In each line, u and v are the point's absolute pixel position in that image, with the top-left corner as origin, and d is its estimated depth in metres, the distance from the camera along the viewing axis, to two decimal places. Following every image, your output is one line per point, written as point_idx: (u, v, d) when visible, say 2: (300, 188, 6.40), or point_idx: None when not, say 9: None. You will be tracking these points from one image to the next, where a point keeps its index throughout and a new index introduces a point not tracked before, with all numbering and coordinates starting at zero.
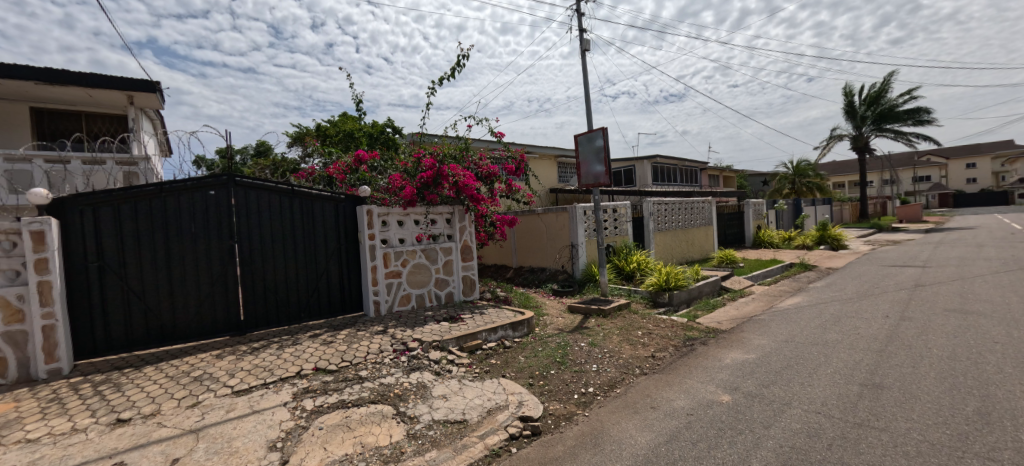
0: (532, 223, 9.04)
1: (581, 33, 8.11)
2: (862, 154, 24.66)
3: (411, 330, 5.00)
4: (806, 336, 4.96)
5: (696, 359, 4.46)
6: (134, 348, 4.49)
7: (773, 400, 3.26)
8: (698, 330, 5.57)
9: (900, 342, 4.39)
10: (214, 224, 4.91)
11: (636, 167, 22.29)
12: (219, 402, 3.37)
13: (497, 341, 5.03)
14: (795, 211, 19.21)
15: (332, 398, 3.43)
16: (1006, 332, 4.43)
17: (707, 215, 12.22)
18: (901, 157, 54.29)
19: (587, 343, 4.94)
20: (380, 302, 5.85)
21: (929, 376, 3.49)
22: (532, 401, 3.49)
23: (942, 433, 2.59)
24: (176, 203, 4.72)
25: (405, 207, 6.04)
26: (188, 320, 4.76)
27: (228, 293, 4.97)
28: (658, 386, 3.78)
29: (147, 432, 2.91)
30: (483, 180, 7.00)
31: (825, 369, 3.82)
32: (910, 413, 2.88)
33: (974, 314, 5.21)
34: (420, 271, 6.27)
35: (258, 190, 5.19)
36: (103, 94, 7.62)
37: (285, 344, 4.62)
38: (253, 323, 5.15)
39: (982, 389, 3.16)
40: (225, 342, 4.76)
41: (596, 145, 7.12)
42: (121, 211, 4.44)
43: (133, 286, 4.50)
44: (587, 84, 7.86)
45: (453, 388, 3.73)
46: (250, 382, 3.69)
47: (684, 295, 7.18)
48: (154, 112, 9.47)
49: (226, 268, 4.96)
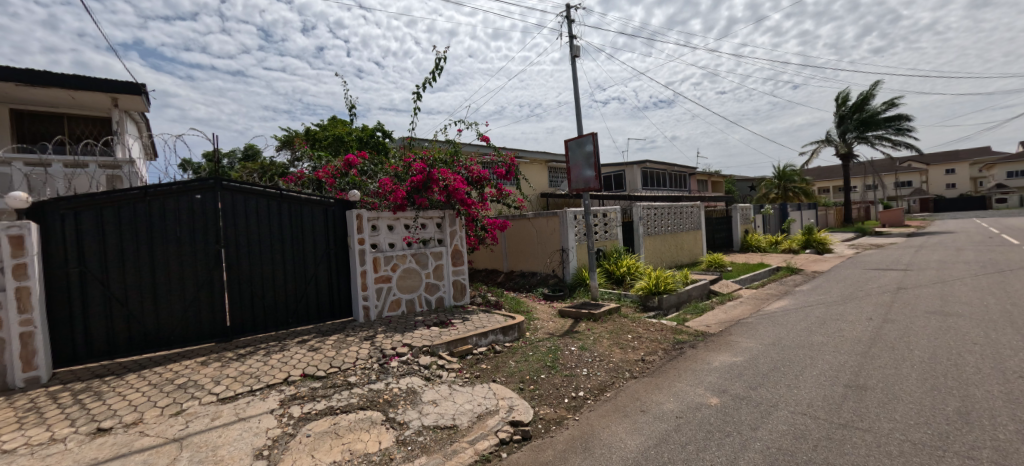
0: (523, 227, 9.08)
1: (572, 40, 8.29)
2: (847, 160, 25.22)
3: (400, 335, 4.95)
4: (793, 338, 5.03)
5: (685, 362, 4.50)
6: (116, 356, 4.40)
7: (760, 403, 3.30)
8: (687, 334, 5.62)
9: (883, 344, 4.49)
10: (200, 228, 4.84)
11: (626, 172, 22.57)
12: (203, 410, 3.31)
13: (488, 346, 5.01)
14: (782, 216, 19.55)
15: (320, 405, 3.39)
16: (986, 333, 4.54)
17: (695, 220, 12.34)
18: (884, 162, 55.67)
19: (578, 346, 4.96)
20: (370, 307, 5.80)
21: (911, 377, 3.57)
22: (522, 406, 3.48)
23: (924, 433, 2.65)
24: (161, 207, 4.64)
25: (394, 211, 6.00)
26: (171, 326, 4.67)
27: (213, 298, 4.89)
28: (647, 390, 3.80)
29: (129, 442, 2.84)
30: (473, 185, 6.99)
31: (811, 371, 3.88)
32: (893, 413, 2.94)
33: (953, 316, 5.35)
34: (410, 275, 6.24)
35: (245, 194, 5.13)
36: (85, 95, 7.50)
37: (272, 350, 4.55)
38: (239, 329, 5.07)
39: (962, 389, 3.24)
40: (209, 350, 4.67)
41: (586, 150, 7.17)
42: (103, 215, 4.37)
43: (116, 292, 4.41)
44: (577, 90, 7.98)
45: (443, 393, 3.71)
46: (236, 389, 3.63)
47: (673, 299, 7.25)
48: (139, 115, 9.36)
49: (212, 274, 4.89)
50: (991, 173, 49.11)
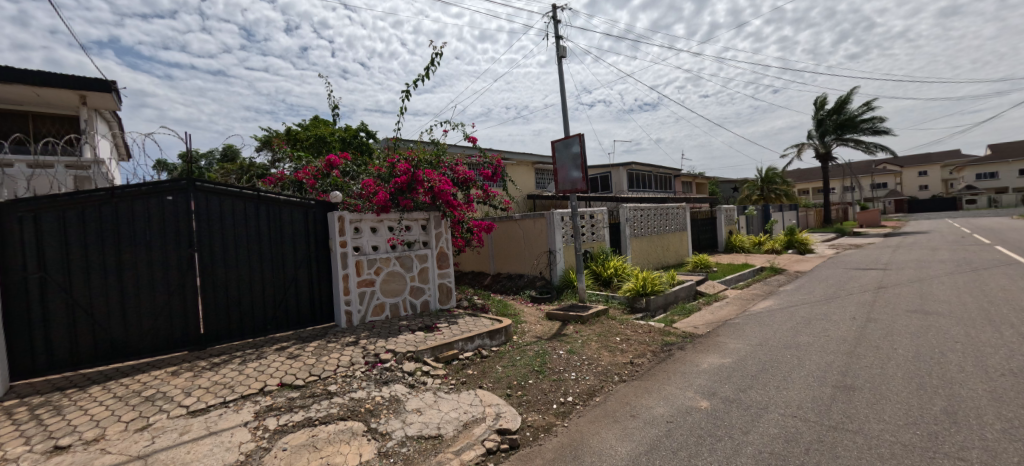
0: (509, 229, 9.00)
1: (558, 40, 8.29)
2: (826, 162, 25.82)
3: (384, 341, 4.80)
4: (779, 339, 5.05)
5: (674, 364, 4.46)
6: (80, 367, 4.16)
7: (750, 405, 3.26)
8: (675, 336, 5.58)
9: (868, 343, 4.53)
10: (172, 231, 4.62)
11: (612, 174, 22.77)
12: (171, 424, 3.11)
13: (474, 351, 4.90)
14: (765, 216, 19.85)
15: (298, 416, 3.22)
16: (965, 331, 4.62)
17: (681, 221, 12.46)
18: (861, 164, 57.34)
19: (566, 350, 4.88)
20: (352, 312, 5.63)
21: (897, 376, 3.59)
22: (510, 413, 3.37)
23: (914, 434, 2.65)
24: (130, 209, 4.41)
25: (378, 213, 5.85)
26: (141, 334, 4.44)
27: (186, 305, 4.67)
28: (637, 394, 3.73)
29: (88, 461, 2.64)
30: (459, 186, 6.90)
31: (799, 372, 3.87)
32: (881, 414, 2.94)
33: (934, 314, 5.44)
34: (395, 279, 6.08)
35: (221, 195, 4.93)
36: (51, 93, 7.20)
37: (248, 358, 4.36)
38: (214, 336, 4.84)
39: (948, 389, 3.26)
40: (181, 359, 4.45)
41: (572, 151, 7.14)
42: (66, 218, 4.13)
43: (79, 299, 4.18)
44: (563, 91, 7.97)
45: (428, 401, 3.58)
46: (208, 401, 3.43)
47: (660, 300, 7.24)
48: (109, 113, 9.03)
49: (185, 278, 4.67)
50: (961, 175, 51.00)
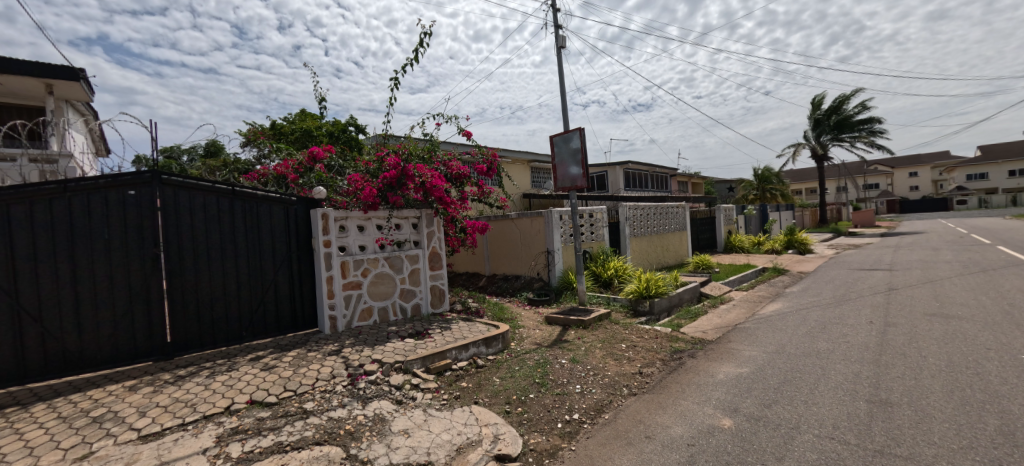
0: (506, 228, 8.60)
1: (557, 30, 7.93)
2: (822, 162, 25.77)
3: (370, 350, 4.38)
4: (796, 345, 4.72)
5: (687, 374, 4.11)
6: (28, 380, 3.71)
7: (779, 424, 2.90)
8: (684, 342, 5.22)
9: (893, 351, 4.21)
10: (135, 229, 4.17)
11: (609, 173, 22.49)
12: (117, 452, 2.68)
13: (469, 360, 4.50)
14: (763, 216, 19.64)
15: (267, 441, 2.81)
16: (995, 337, 4.31)
17: (681, 221, 12.16)
18: (853, 164, 57.80)
19: (569, 359, 4.51)
20: (337, 318, 5.20)
21: (936, 389, 3.26)
22: (509, 434, 2.99)
23: (974, 461, 2.31)
24: (85, 204, 3.96)
25: (365, 210, 5.43)
26: (99, 343, 3.99)
27: (150, 310, 4.23)
28: (650, 410, 3.36)
29: None
30: (452, 182, 6.50)
31: (825, 384, 3.54)
32: (929, 435, 2.61)
33: (955, 318, 5.15)
34: (383, 281, 5.66)
35: (191, 190, 4.48)
36: (13, 81, 6.70)
37: (217, 370, 3.93)
38: (182, 345, 4.40)
39: (996, 404, 2.93)
40: (144, 371, 4.00)
41: (572, 146, 6.77)
42: (10, 214, 3.67)
43: (26, 305, 3.72)
44: (562, 83, 7.60)
45: (417, 420, 3.18)
46: (164, 423, 3.01)
47: (664, 303, 6.89)
48: (85, 105, 8.54)
49: (149, 281, 4.21)
50: (951, 176, 51.53)
